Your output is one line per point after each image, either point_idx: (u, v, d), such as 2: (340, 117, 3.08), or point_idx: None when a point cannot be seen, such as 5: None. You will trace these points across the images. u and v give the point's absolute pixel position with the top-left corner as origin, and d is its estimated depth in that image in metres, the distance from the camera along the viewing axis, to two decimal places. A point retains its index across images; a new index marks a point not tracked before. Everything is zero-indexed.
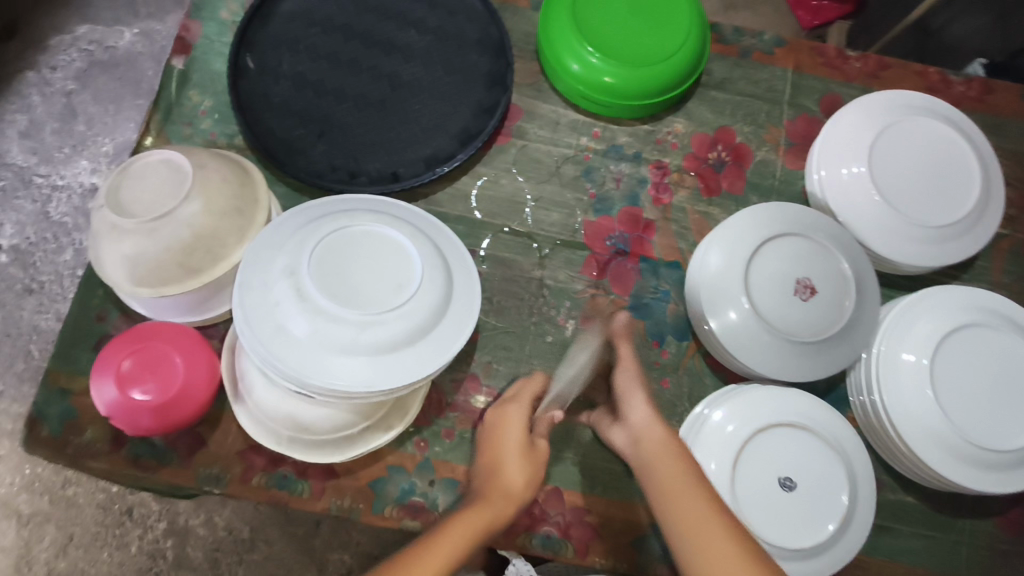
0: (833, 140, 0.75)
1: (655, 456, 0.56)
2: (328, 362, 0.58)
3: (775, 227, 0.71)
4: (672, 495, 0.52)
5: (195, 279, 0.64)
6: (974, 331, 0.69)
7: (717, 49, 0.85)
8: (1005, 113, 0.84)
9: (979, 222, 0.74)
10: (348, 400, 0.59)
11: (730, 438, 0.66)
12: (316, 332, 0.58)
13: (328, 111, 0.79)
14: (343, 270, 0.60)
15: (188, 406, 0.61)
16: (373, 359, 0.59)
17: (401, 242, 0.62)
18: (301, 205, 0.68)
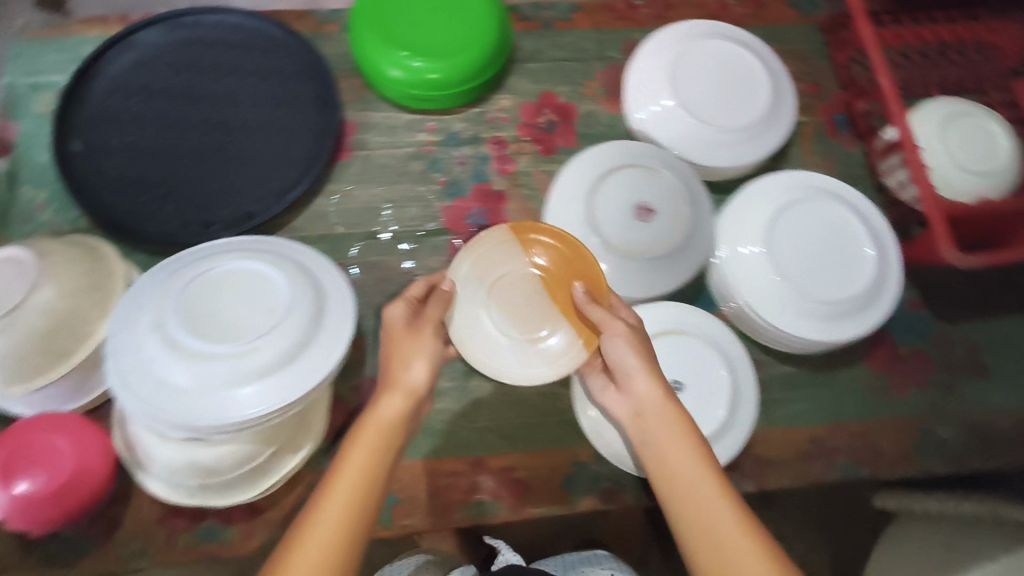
0: (635, 82, 0.85)
1: (674, 446, 0.54)
2: (214, 399, 0.60)
3: (604, 166, 0.77)
4: (690, 497, 0.52)
5: (66, 362, 0.64)
6: (798, 207, 0.77)
7: (522, 27, 0.92)
8: (779, 21, 0.95)
9: (778, 112, 0.84)
10: (244, 430, 0.61)
11: None
12: (195, 374, 0.60)
13: (166, 173, 0.79)
14: (211, 310, 0.63)
15: (86, 483, 0.62)
16: (261, 385, 0.61)
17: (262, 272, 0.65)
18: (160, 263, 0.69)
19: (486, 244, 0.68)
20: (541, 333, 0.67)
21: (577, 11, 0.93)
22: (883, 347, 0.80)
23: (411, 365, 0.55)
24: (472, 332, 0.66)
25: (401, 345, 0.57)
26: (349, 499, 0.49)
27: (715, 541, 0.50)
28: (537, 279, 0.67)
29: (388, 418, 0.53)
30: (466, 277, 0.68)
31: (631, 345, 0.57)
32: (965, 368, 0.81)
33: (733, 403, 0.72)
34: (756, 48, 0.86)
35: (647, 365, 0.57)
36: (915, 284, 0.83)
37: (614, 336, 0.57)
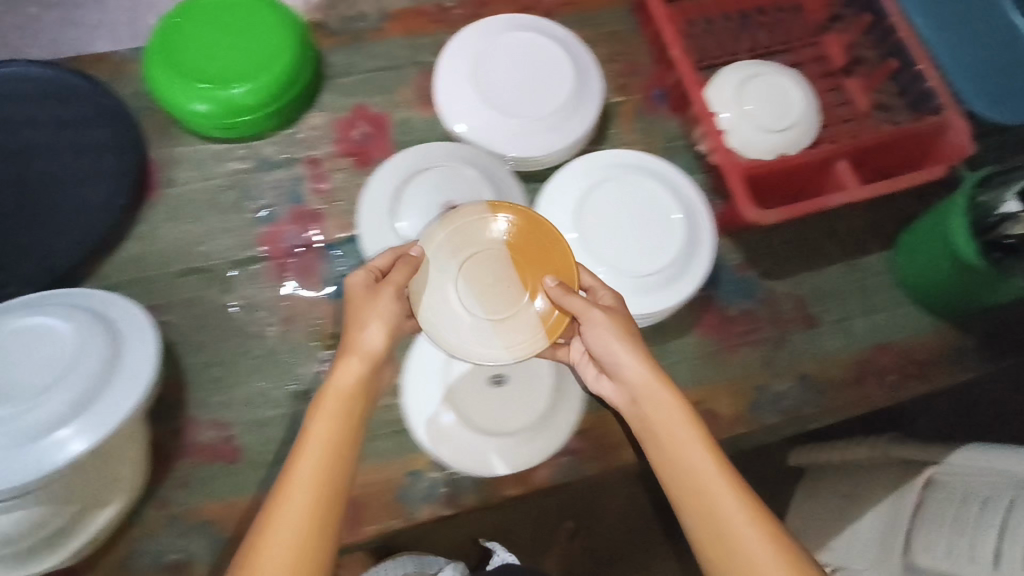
0: (442, 85, 0.83)
1: (657, 402, 0.59)
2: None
3: (406, 172, 0.77)
4: (676, 444, 0.57)
5: None
6: (602, 189, 0.77)
7: (332, 43, 0.91)
8: (593, 5, 0.96)
9: (587, 94, 0.84)
10: (29, 491, 0.57)
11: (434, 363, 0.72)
12: None
13: None
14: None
15: None
16: (43, 441, 0.58)
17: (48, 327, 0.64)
18: None
19: (463, 217, 0.64)
20: (509, 317, 0.62)
21: (388, 20, 0.92)
22: (709, 313, 0.82)
23: (370, 327, 0.58)
24: (437, 308, 0.62)
25: (359, 307, 0.59)
26: (319, 469, 0.53)
27: (700, 482, 0.56)
28: (509, 255, 0.63)
29: (350, 384, 0.57)
30: (434, 251, 0.63)
31: (595, 312, 0.60)
32: (795, 321, 0.82)
33: (555, 389, 0.73)
34: (558, 34, 0.86)
35: (634, 349, 0.61)
36: (740, 247, 0.85)
37: (582, 307, 0.60)
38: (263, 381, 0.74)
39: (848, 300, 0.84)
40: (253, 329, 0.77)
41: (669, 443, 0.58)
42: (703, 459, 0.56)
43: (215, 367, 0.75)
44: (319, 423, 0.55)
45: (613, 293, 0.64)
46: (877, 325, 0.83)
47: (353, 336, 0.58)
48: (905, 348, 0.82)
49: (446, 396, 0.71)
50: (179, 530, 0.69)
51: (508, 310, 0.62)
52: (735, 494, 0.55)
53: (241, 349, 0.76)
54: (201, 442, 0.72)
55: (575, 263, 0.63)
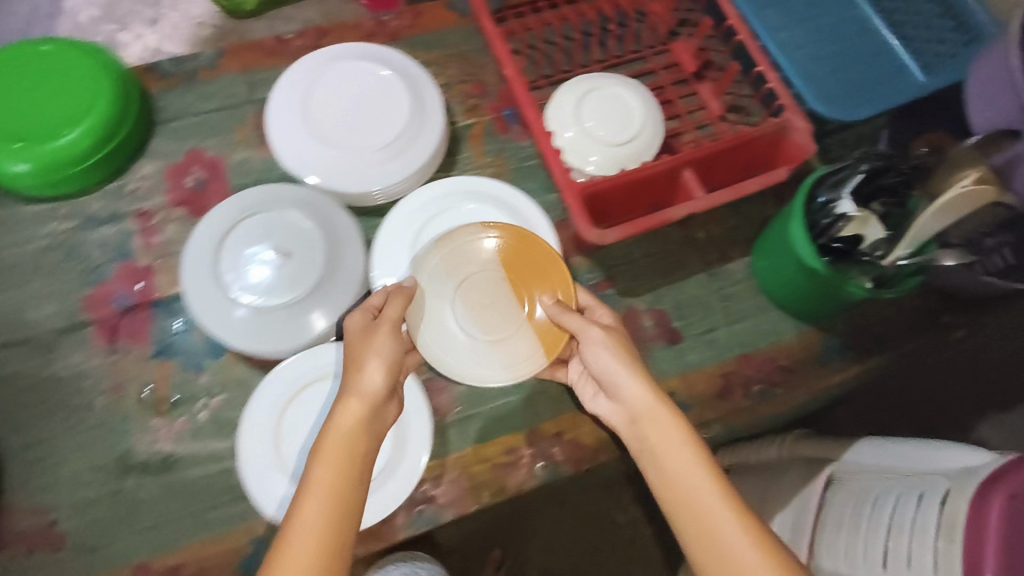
0: (273, 121, 0.78)
1: (657, 424, 0.58)
2: None
3: (227, 219, 0.72)
4: (671, 461, 0.57)
5: None
6: (435, 226, 0.76)
7: (161, 85, 0.86)
8: (440, 26, 0.93)
9: (427, 116, 0.81)
10: None
11: (267, 427, 0.68)
12: None
13: None
14: None
15: None
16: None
17: None
18: None
19: (461, 238, 0.69)
20: (503, 336, 0.67)
21: (221, 56, 0.88)
22: None
23: (368, 366, 0.59)
24: (436, 333, 0.67)
25: (357, 347, 0.60)
26: (330, 502, 0.53)
27: (694, 501, 0.55)
28: (503, 275, 0.68)
29: (356, 420, 0.57)
30: (435, 273, 0.68)
31: (592, 331, 0.62)
32: (659, 337, 0.80)
33: (399, 438, 0.70)
34: (396, 61, 0.82)
35: (632, 368, 0.61)
36: (599, 265, 0.82)
37: (581, 326, 0.63)
38: (90, 457, 0.69)
39: (711, 311, 0.82)
40: (79, 401, 0.71)
41: (670, 462, 0.57)
42: (698, 476, 0.56)
43: (37, 447, 0.70)
44: (325, 459, 0.55)
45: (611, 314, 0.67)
46: (741, 334, 0.82)
47: (354, 372, 0.59)
48: (770, 354, 0.81)
49: (283, 460, 0.67)
50: None
51: (502, 329, 0.67)
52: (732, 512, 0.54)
53: (66, 424, 0.70)
54: (22, 528, 0.67)
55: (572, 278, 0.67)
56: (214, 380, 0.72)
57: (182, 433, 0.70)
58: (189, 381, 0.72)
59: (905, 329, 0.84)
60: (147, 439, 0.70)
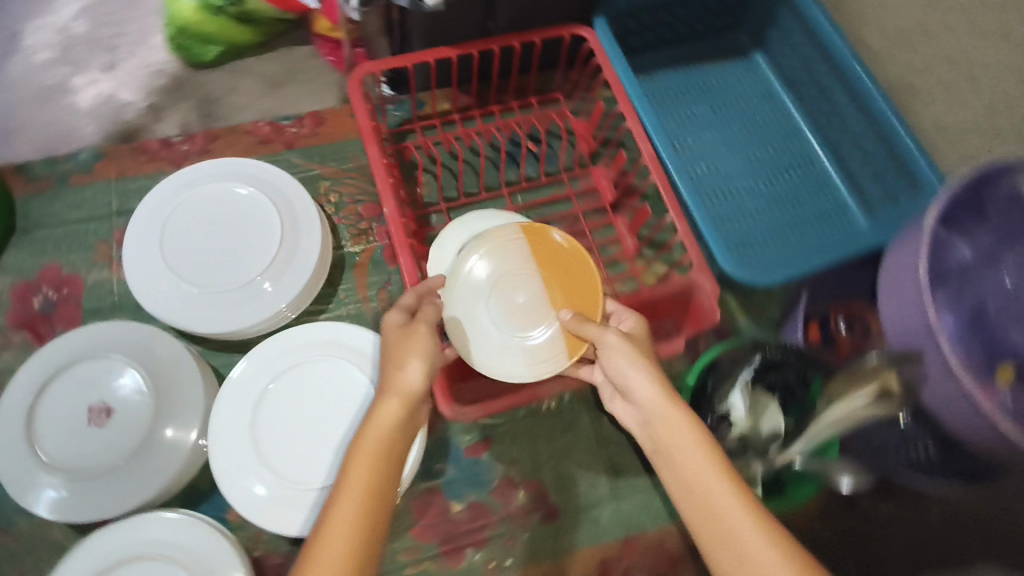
0: (130, 252, 0.72)
1: (674, 430, 0.50)
2: None
3: (47, 370, 0.66)
4: (700, 487, 0.47)
5: None
6: (290, 378, 0.68)
7: (27, 189, 0.80)
8: (342, 134, 0.87)
9: (300, 241, 0.74)
10: None
11: None
12: None
13: None
14: None
15: None
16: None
17: None
18: None
19: (496, 238, 0.69)
20: (537, 337, 0.67)
21: (99, 159, 0.82)
22: (431, 510, 0.72)
23: (409, 364, 0.53)
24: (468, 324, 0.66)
25: (395, 349, 0.54)
26: (365, 504, 0.46)
27: (722, 521, 0.45)
28: (538, 275, 0.68)
29: (391, 426, 0.50)
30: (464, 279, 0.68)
31: (612, 343, 0.55)
32: (534, 514, 0.73)
33: None
34: (275, 184, 0.76)
35: (649, 370, 0.52)
36: (478, 424, 0.75)
37: (602, 337, 0.56)
38: None
39: (595, 484, 0.75)
40: None
41: (693, 483, 0.47)
42: (728, 498, 0.46)
43: None
44: (354, 466, 0.49)
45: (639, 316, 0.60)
46: (626, 512, 0.74)
47: (389, 375, 0.53)
48: (657, 538, 0.73)
49: None
50: None
51: (532, 332, 0.67)
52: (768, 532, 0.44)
53: None
54: None
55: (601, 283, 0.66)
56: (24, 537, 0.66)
57: None
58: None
59: (816, 516, 0.76)
60: None
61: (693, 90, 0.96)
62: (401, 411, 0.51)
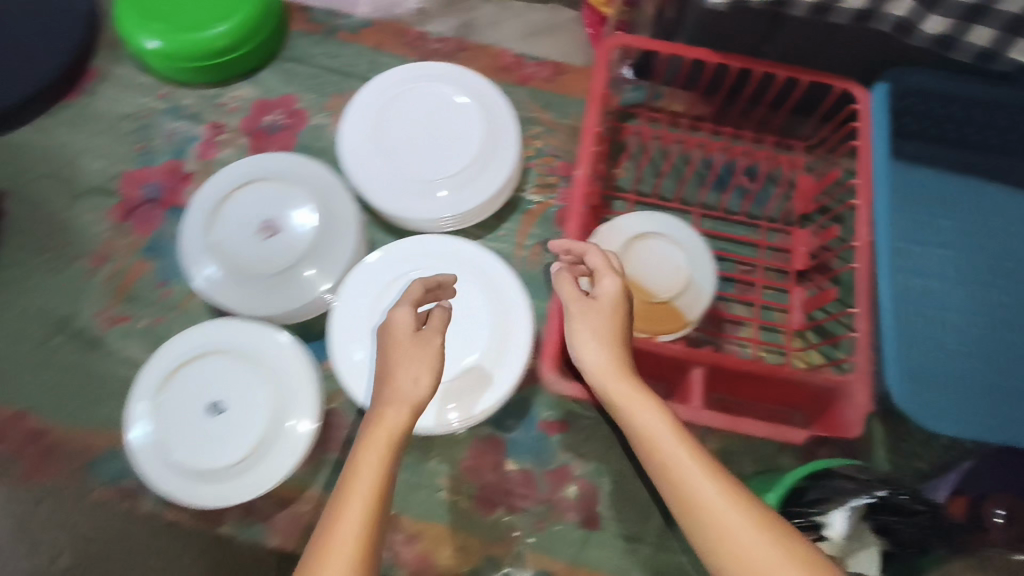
0: (351, 115, 0.79)
1: (656, 432, 0.48)
2: None
3: (249, 174, 0.74)
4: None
5: None
6: (425, 279, 0.71)
7: (305, 28, 0.91)
8: (571, 93, 0.89)
9: (491, 163, 0.78)
10: None
11: (163, 369, 0.68)
12: None
13: None
14: None
15: None
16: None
17: None
18: None
19: (610, 233, 0.71)
20: (685, 289, 0.68)
21: (365, 27, 0.92)
22: (487, 454, 0.72)
23: (400, 373, 0.50)
24: (642, 287, 0.69)
25: (393, 356, 0.51)
26: (365, 517, 0.44)
27: (726, 543, 0.43)
28: (646, 245, 0.70)
29: (393, 431, 0.48)
30: (625, 255, 0.70)
31: (606, 376, 0.51)
32: (575, 514, 0.70)
33: (257, 447, 0.66)
34: (490, 111, 0.79)
35: (615, 340, 0.53)
36: (563, 405, 0.73)
37: (590, 357, 0.53)
38: (42, 297, 0.75)
39: (645, 521, 0.70)
40: (67, 250, 0.77)
41: (734, 557, 0.43)
42: (769, 549, 0.42)
43: (15, 268, 0.76)
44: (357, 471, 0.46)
45: (611, 268, 0.55)
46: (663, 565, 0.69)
47: (393, 382, 0.50)
48: None
49: (158, 406, 0.67)
50: None
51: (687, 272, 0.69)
52: (790, 563, 0.41)
53: (44, 262, 0.76)
54: None
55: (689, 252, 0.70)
56: (172, 296, 0.76)
57: (117, 327, 0.74)
58: (152, 287, 0.76)
59: None
60: (92, 313, 0.75)
61: (946, 199, 0.78)
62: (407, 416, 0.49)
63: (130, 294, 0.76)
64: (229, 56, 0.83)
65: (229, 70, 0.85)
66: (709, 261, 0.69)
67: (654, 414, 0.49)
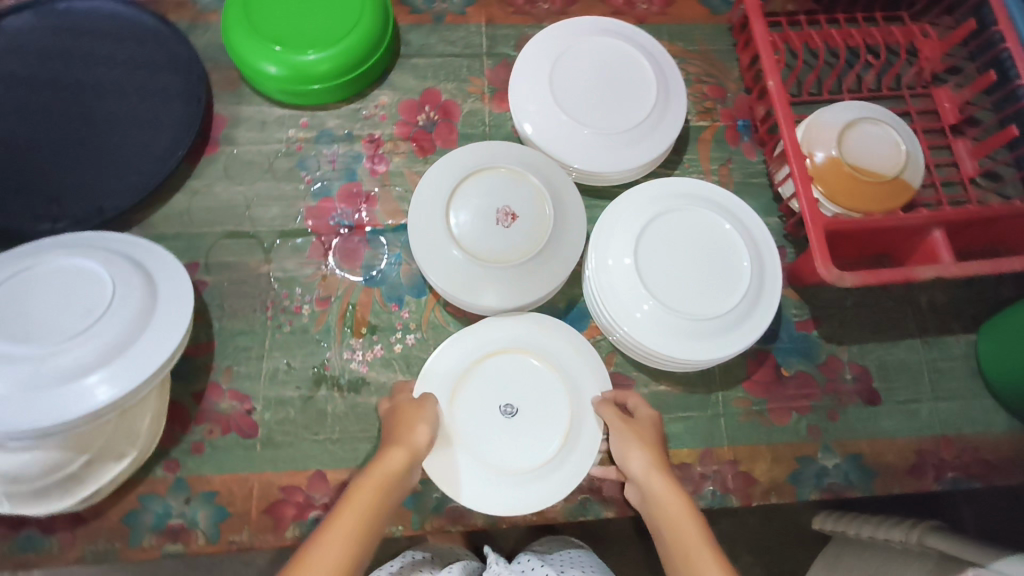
0: (520, 91, 0.78)
1: (680, 511, 0.57)
2: (20, 409, 0.56)
3: (466, 169, 0.73)
4: None
5: None
6: (670, 220, 0.73)
7: (411, 20, 0.87)
8: (689, 19, 0.90)
9: (671, 102, 0.79)
10: (55, 433, 0.58)
11: (448, 372, 0.69)
12: (8, 385, 0.57)
13: (31, 134, 0.74)
14: (41, 319, 0.61)
15: None
16: (80, 385, 0.59)
17: (97, 279, 0.64)
18: (33, 247, 0.66)
19: (818, 131, 0.76)
20: (904, 164, 0.74)
21: (471, 4, 0.88)
22: (763, 368, 0.76)
23: (419, 427, 0.62)
24: (869, 168, 0.73)
25: (406, 415, 0.64)
26: (363, 519, 0.53)
27: None
28: (856, 132, 0.75)
29: (394, 468, 0.58)
30: (843, 145, 0.74)
31: (643, 477, 0.61)
32: (856, 395, 0.75)
33: (567, 439, 0.67)
34: (663, 72, 0.80)
35: (648, 451, 0.63)
36: (808, 303, 0.78)
37: (633, 461, 0.63)
38: (287, 357, 0.72)
39: (918, 382, 0.76)
40: (285, 302, 0.74)
41: None
42: None
43: (245, 335, 0.73)
44: (359, 491, 0.55)
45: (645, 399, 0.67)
46: (945, 414, 0.75)
47: (401, 432, 0.62)
48: (975, 443, 0.74)
49: (453, 411, 0.68)
50: (182, 498, 0.67)
51: (902, 148, 0.74)
52: None
53: (269, 323, 0.73)
54: (220, 410, 0.70)
55: (893, 136, 0.75)
56: (412, 317, 0.74)
57: (374, 360, 0.72)
58: (387, 313, 0.74)
59: None
60: (342, 357, 0.72)
61: None
62: (407, 456, 0.59)
63: (371, 325, 0.74)
64: (352, 73, 0.78)
65: (358, 83, 0.80)
66: (913, 138, 0.76)
67: (671, 495, 0.59)
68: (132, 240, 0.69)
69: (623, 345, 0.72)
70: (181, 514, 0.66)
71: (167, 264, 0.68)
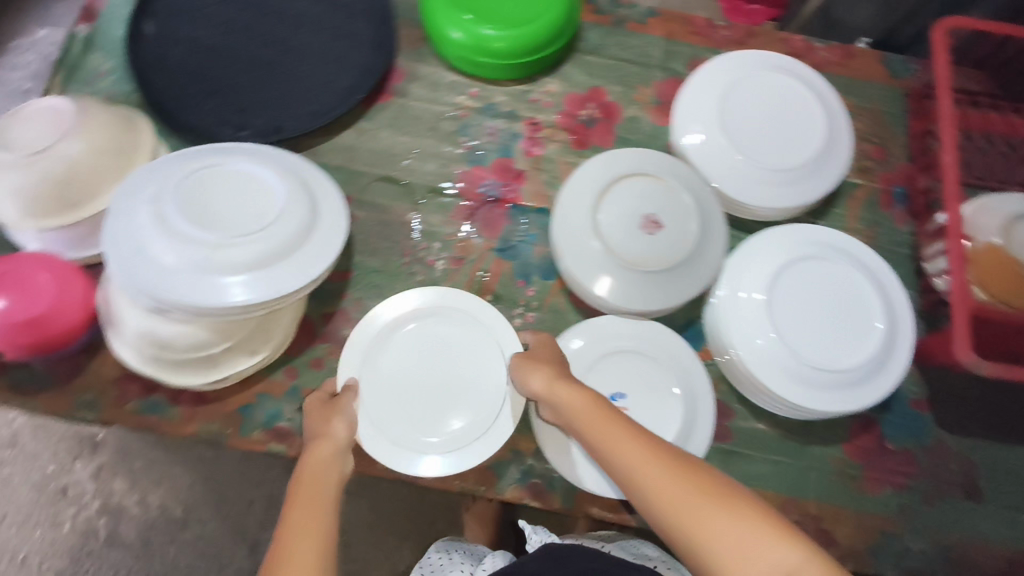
0: (687, 108, 0.80)
1: (581, 408, 0.56)
2: (190, 288, 0.62)
3: (623, 170, 0.75)
4: (670, 501, 0.48)
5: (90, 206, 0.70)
6: (811, 266, 0.72)
7: (593, 19, 0.90)
8: (865, 76, 0.90)
9: (834, 151, 0.79)
10: (211, 316, 0.64)
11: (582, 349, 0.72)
12: (181, 263, 0.62)
13: (235, 48, 0.81)
14: (215, 208, 0.65)
15: (68, 318, 0.69)
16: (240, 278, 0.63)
17: (268, 185, 0.68)
18: (218, 146, 0.71)
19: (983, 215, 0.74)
20: None
21: (653, 16, 0.90)
22: (868, 435, 0.74)
23: (335, 421, 0.61)
24: None
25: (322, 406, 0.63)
26: (320, 538, 0.49)
27: (642, 484, 0.49)
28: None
29: (324, 462, 0.56)
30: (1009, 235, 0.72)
31: (545, 391, 0.60)
32: (957, 485, 0.73)
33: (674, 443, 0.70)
34: (834, 121, 0.80)
35: (556, 370, 0.62)
36: (929, 382, 0.76)
37: (535, 384, 0.61)
38: None
39: None
40: (423, 254, 0.78)
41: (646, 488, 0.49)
42: (666, 478, 0.49)
43: (378, 274, 0.77)
44: (295, 500, 0.52)
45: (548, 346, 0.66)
46: None
47: (320, 427, 0.60)
48: None
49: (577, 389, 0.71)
50: (294, 406, 0.72)
51: None
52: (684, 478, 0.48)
53: (403, 267, 0.78)
54: (343, 335, 0.75)
55: None
56: (535, 296, 0.78)
57: None
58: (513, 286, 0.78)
59: None
60: None
61: None
62: (332, 450, 0.57)
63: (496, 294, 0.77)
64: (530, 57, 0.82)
65: (533, 67, 0.84)
66: None
67: (577, 398, 0.57)
68: (301, 159, 0.74)
69: (736, 376, 0.73)
70: (291, 420, 0.71)
71: (330, 189, 0.72)
